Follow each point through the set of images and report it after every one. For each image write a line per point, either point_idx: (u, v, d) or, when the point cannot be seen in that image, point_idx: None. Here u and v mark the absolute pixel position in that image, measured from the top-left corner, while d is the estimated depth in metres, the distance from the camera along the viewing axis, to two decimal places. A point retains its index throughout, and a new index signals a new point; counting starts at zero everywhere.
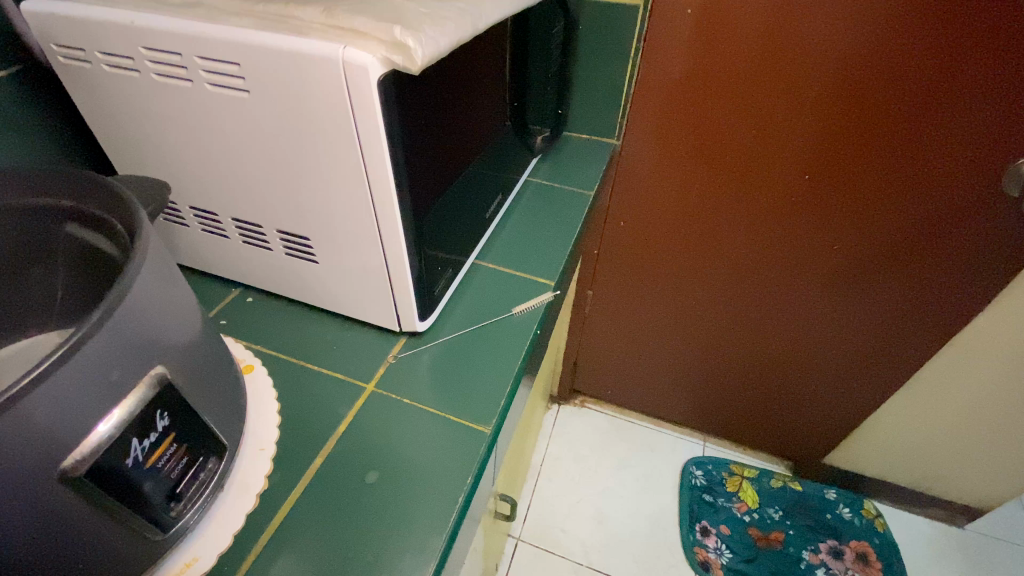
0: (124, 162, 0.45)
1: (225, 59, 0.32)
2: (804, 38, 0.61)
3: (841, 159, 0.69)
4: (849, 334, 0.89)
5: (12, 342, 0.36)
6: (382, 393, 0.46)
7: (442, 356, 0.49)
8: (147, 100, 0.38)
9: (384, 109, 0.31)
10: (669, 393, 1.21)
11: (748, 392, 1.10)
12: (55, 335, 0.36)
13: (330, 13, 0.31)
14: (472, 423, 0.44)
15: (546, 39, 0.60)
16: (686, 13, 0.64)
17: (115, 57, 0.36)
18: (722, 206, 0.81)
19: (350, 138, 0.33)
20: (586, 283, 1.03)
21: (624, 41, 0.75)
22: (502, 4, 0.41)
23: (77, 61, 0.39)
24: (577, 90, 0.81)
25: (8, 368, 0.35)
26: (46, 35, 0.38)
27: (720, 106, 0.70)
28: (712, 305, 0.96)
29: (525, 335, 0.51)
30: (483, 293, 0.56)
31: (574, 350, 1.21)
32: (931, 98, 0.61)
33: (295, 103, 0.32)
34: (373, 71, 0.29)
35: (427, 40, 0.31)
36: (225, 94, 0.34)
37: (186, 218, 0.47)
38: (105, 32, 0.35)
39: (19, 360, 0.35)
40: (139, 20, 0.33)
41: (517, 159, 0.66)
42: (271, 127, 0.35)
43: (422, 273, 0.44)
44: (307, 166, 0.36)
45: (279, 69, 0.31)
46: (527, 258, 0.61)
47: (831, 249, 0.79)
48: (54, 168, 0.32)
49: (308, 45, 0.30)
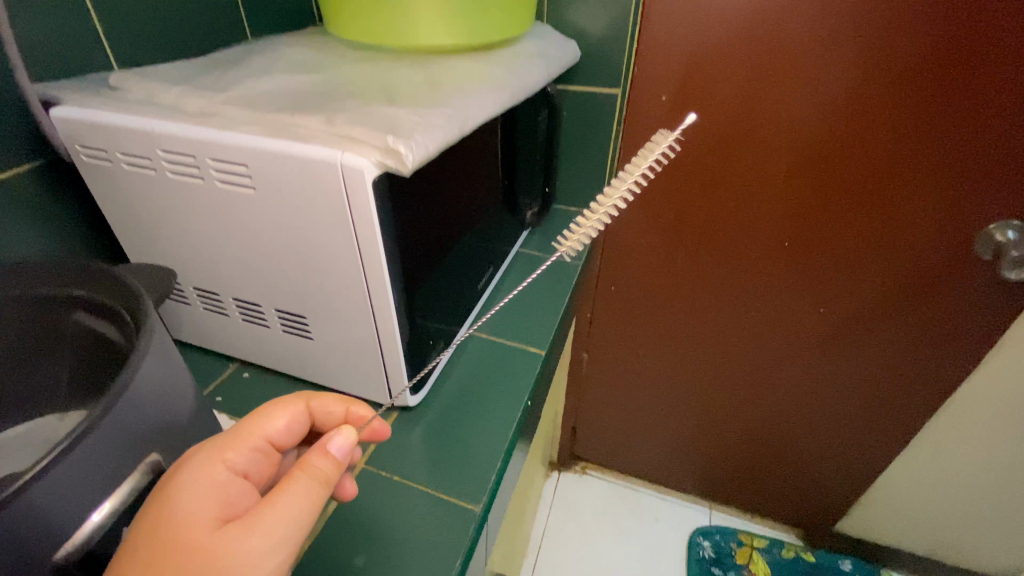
0: (134, 247, 0.47)
1: (234, 161, 0.35)
2: (771, 116, 0.65)
3: (815, 226, 0.72)
4: (846, 395, 0.89)
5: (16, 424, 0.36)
6: (373, 470, 0.46)
7: (433, 431, 0.50)
8: (160, 194, 0.41)
9: (378, 203, 0.34)
10: (672, 459, 1.18)
11: (749, 456, 1.08)
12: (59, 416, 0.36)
13: (331, 122, 0.34)
14: (461, 500, 0.44)
15: (533, 125, 0.65)
16: (662, 99, 0.69)
17: (133, 157, 0.40)
18: (707, 269, 0.83)
19: (347, 228, 0.35)
20: (581, 346, 1.04)
21: (605, 123, 0.80)
22: (501, 93, 0.44)
23: (97, 160, 0.42)
24: (565, 166, 0.86)
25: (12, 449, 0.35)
26: (72, 138, 0.42)
27: (697, 176, 0.74)
28: (706, 365, 0.95)
29: (516, 407, 0.52)
30: (475, 363, 0.57)
31: (572, 414, 1.19)
32: (897, 168, 0.64)
33: (298, 198, 0.35)
34: (368, 173, 0.32)
35: (418, 145, 0.33)
36: (232, 189, 0.37)
37: (189, 298, 0.49)
38: (128, 137, 0.39)
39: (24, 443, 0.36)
40: (158, 128, 0.37)
41: (507, 231, 0.69)
42: (273, 217, 0.37)
43: (413, 347, 0.45)
44: (306, 253, 0.38)
45: (282, 173, 0.34)
46: (519, 327, 0.63)
47: (818, 311, 0.80)
48: (75, 262, 0.34)
49: (308, 151, 0.33)
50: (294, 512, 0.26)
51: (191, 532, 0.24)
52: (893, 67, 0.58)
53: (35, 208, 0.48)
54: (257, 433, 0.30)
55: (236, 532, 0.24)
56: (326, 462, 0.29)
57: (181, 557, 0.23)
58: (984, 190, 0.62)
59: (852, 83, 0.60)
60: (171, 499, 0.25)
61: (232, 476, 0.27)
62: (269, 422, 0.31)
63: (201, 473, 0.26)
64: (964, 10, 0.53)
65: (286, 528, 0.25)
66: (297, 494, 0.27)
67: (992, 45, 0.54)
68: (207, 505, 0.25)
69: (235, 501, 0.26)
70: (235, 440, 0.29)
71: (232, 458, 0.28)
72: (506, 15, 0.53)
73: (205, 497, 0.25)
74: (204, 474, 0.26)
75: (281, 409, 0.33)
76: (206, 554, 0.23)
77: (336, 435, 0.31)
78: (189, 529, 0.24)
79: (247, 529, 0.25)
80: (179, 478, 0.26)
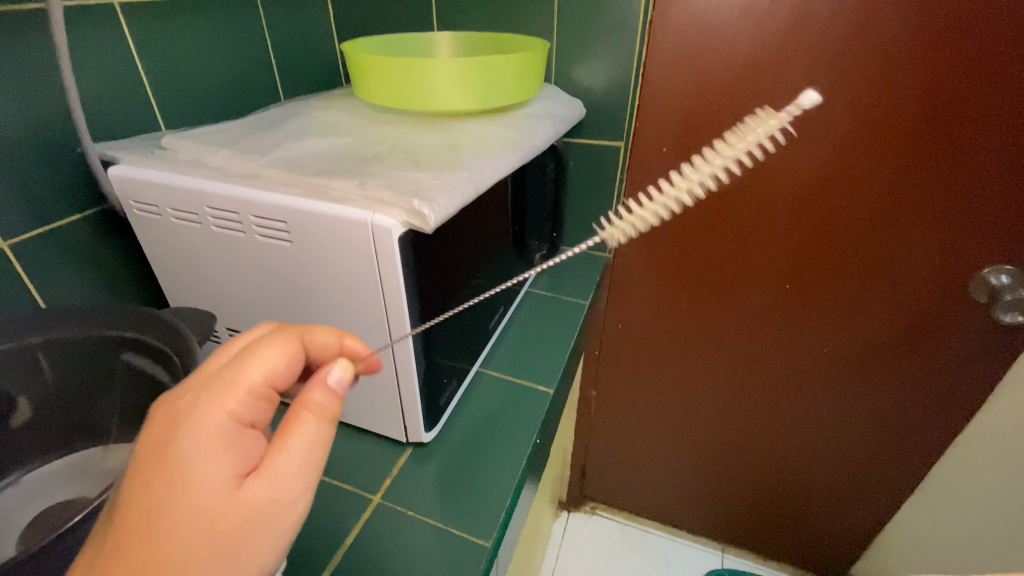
0: (174, 292, 0.51)
1: (275, 218, 0.39)
2: (768, 166, 0.69)
3: (815, 268, 0.75)
4: (853, 435, 0.89)
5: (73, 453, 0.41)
6: (388, 504, 0.49)
7: (446, 467, 0.52)
8: (204, 245, 0.45)
9: (402, 257, 0.38)
10: (682, 499, 1.17)
11: (759, 497, 1.07)
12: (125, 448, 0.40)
13: (363, 186, 0.38)
14: (474, 536, 0.46)
15: (542, 176, 0.69)
16: (663, 150, 0.73)
17: (182, 213, 0.44)
18: (712, 309, 0.85)
19: (374, 278, 0.39)
20: (589, 383, 1.06)
21: (609, 171, 0.85)
22: (512, 153, 0.49)
23: (147, 213, 0.47)
24: (572, 211, 0.90)
25: (69, 477, 0.39)
26: (127, 194, 0.47)
27: (700, 221, 0.77)
28: (714, 403, 0.96)
29: (525, 444, 0.54)
30: (486, 400, 0.60)
31: (581, 452, 1.20)
32: (890, 215, 0.67)
33: (330, 251, 0.39)
34: (395, 231, 0.36)
35: (439, 207, 0.37)
36: (270, 242, 0.41)
37: (222, 338, 0.53)
38: (178, 195, 0.43)
39: (77, 470, 0.40)
40: (206, 188, 0.41)
41: (517, 274, 0.73)
42: (306, 267, 0.41)
43: (429, 386, 0.48)
44: (334, 299, 0.42)
45: (317, 229, 0.38)
46: (529, 365, 0.65)
47: (822, 350, 0.82)
48: (126, 306, 0.39)
49: (341, 211, 0.37)
50: (307, 461, 0.28)
51: (211, 494, 0.24)
52: (882, 120, 0.61)
53: (88, 253, 0.55)
54: (252, 378, 0.28)
55: (257, 489, 0.25)
56: (328, 402, 0.29)
57: (205, 520, 0.23)
58: (977, 235, 0.65)
59: (844, 135, 0.63)
60: (180, 466, 0.24)
61: (238, 428, 0.26)
62: (257, 361, 0.28)
63: (207, 435, 0.25)
64: (946, 68, 0.56)
65: (306, 467, 0.27)
66: (307, 443, 0.28)
67: (976, 99, 0.57)
68: (222, 467, 0.25)
69: (247, 453, 0.26)
70: (227, 388, 0.27)
71: (231, 408, 0.27)
72: (516, 82, 0.58)
73: (216, 459, 0.25)
74: (211, 432, 0.25)
75: (272, 346, 0.30)
76: (236, 509, 0.24)
77: (335, 369, 0.31)
78: (208, 493, 0.24)
79: (270, 477, 0.26)
80: (182, 438, 0.25)
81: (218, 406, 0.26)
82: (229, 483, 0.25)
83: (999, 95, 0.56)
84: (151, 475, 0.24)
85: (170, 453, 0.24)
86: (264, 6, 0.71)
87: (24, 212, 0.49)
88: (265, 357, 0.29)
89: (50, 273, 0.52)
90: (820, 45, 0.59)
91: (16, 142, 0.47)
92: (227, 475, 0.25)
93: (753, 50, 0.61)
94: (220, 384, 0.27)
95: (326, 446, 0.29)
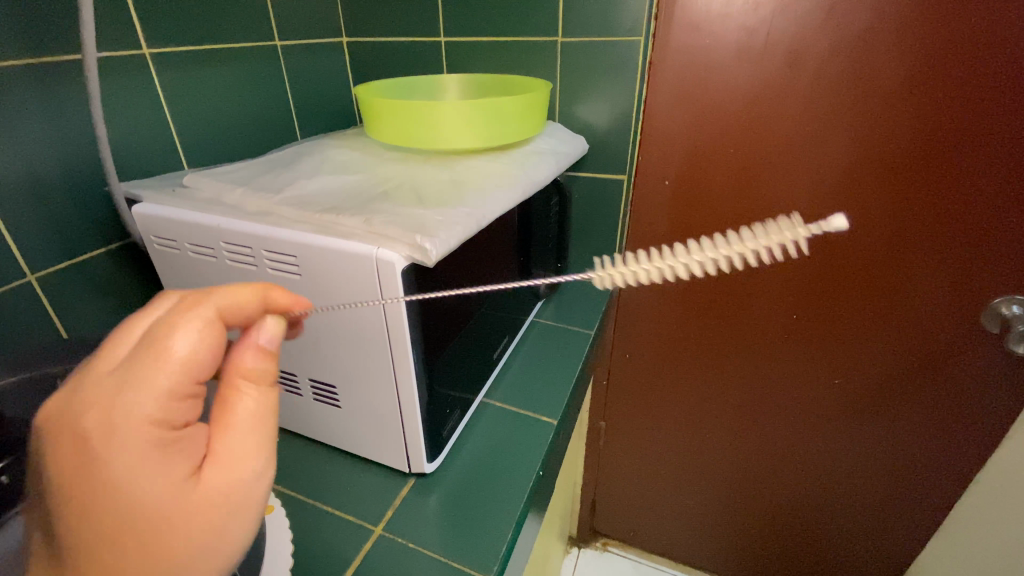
0: None
1: (286, 253, 0.41)
2: (771, 198, 0.70)
3: (822, 298, 0.74)
4: (871, 470, 0.86)
5: None
6: (390, 535, 0.49)
7: (448, 498, 0.52)
8: (218, 279, 0.47)
9: (405, 290, 0.39)
10: (695, 536, 1.13)
11: (776, 535, 1.03)
12: None
13: (370, 223, 0.40)
14: (474, 569, 0.45)
15: (547, 209, 0.71)
16: (665, 184, 0.74)
17: (199, 248, 0.46)
18: (720, 339, 0.84)
19: (379, 309, 0.40)
20: (598, 415, 1.05)
21: (613, 204, 0.86)
22: (515, 189, 0.50)
23: (167, 247, 0.49)
24: (578, 242, 0.92)
25: None
26: (148, 230, 0.49)
27: None
28: (725, 435, 0.95)
29: (528, 476, 0.54)
30: (490, 431, 0.60)
31: (591, 486, 1.18)
32: (894, 245, 0.67)
33: (337, 284, 0.40)
34: (398, 265, 0.38)
35: (441, 242, 0.38)
36: (280, 275, 0.43)
37: None
38: (196, 231, 0.45)
39: None
40: (222, 225, 0.43)
41: (522, 304, 0.74)
42: (314, 299, 0.43)
43: (431, 416, 0.49)
44: (339, 330, 0.44)
45: (325, 262, 0.40)
46: (533, 396, 0.66)
47: (833, 382, 0.81)
48: None
49: (349, 246, 0.38)
50: (260, 434, 0.29)
51: (171, 501, 0.24)
52: (885, 151, 0.62)
53: (110, 285, 0.57)
54: (171, 370, 0.25)
55: (220, 479, 0.26)
56: (262, 367, 0.30)
57: (174, 527, 0.24)
58: (985, 265, 0.64)
59: (845, 167, 0.64)
60: (126, 485, 0.23)
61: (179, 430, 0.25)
62: (173, 345, 0.26)
63: (143, 454, 0.23)
64: (944, 103, 0.58)
65: (258, 440, 0.29)
66: (253, 414, 0.29)
67: (975, 131, 0.58)
68: (176, 471, 0.25)
69: (195, 449, 0.26)
70: (150, 387, 0.24)
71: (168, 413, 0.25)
72: (520, 122, 0.61)
73: (165, 471, 0.24)
74: (142, 457, 0.23)
75: (189, 324, 0.27)
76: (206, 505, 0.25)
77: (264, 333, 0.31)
78: (169, 503, 0.24)
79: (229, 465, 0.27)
80: (102, 466, 0.23)
81: (139, 419, 0.24)
82: (192, 489, 0.25)
83: (997, 128, 0.57)
84: (95, 501, 0.22)
85: (104, 477, 0.23)
86: (285, 53, 0.75)
87: (53, 246, 0.51)
88: (177, 344, 0.26)
89: (72, 303, 0.54)
90: (816, 83, 0.61)
91: (49, 181, 0.50)
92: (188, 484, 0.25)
93: (749, 87, 0.63)
94: (134, 389, 0.24)
95: (273, 408, 0.30)
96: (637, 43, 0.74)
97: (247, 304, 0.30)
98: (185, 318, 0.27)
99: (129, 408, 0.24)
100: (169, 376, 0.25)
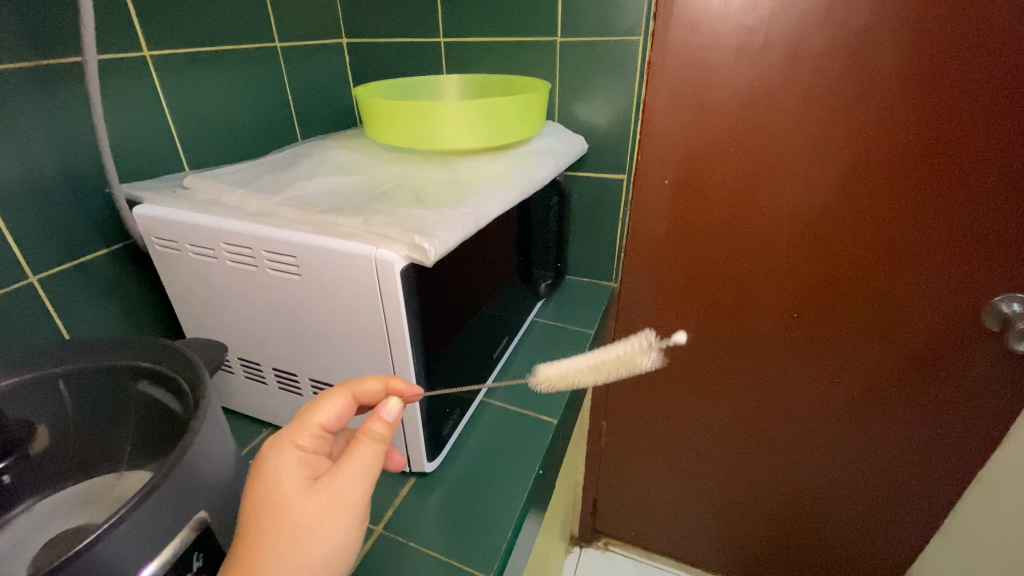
0: (190, 322, 0.54)
1: (286, 253, 0.41)
2: (770, 198, 0.70)
3: (821, 297, 0.74)
4: (872, 468, 0.86)
5: (84, 481, 0.42)
6: (390, 534, 0.49)
7: (448, 497, 0.52)
8: (219, 280, 0.47)
9: (404, 291, 0.39)
10: (696, 536, 1.13)
11: (778, 534, 1.03)
12: (140, 473, 0.41)
13: (368, 223, 0.40)
14: (474, 568, 0.45)
15: (546, 209, 0.71)
16: (665, 183, 0.74)
17: (199, 249, 0.47)
18: (721, 338, 0.84)
19: (378, 309, 0.40)
20: (599, 414, 1.05)
21: (613, 203, 0.86)
22: (513, 189, 0.51)
23: (168, 249, 0.49)
24: (578, 242, 0.92)
25: (77, 506, 0.40)
26: (149, 231, 0.49)
27: (705, 252, 0.77)
28: (725, 435, 0.95)
29: (528, 474, 0.54)
30: (490, 430, 0.60)
31: (592, 486, 1.18)
32: (893, 244, 0.67)
33: (337, 284, 0.41)
34: (397, 265, 0.38)
35: (440, 241, 0.39)
36: (281, 276, 0.43)
37: (233, 367, 0.55)
38: (196, 232, 0.45)
39: (85, 498, 0.41)
40: (223, 226, 0.44)
41: (522, 304, 0.74)
42: (313, 299, 0.43)
43: (431, 415, 0.49)
44: (339, 330, 0.44)
45: (325, 263, 0.40)
46: (533, 395, 0.66)
47: (833, 381, 0.81)
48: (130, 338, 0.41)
49: (348, 247, 0.39)
50: (368, 468, 0.31)
51: (290, 495, 0.29)
52: (884, 150, 0.62)
53: (112, 286, 0.57)
54: (318, 420, 0.34)
55: (328, 488, 0.29)
56: (382, 428, 0.33)
57: (289, 516, 0.28)
58: (985, 263, 0.64)
59: (844, 166, 0.64)
60: (266, 484, 0.29)
61: (305, 454, 0.31)
62: (322, 408, 0.34)
63: (283, 464, 0.30)
64: (944, 102, 0.58)
65: (363, 470, 0.31)
66: (364, 451, 0.32)
67: (973, 130, 0.58)
68: (294, 474, 0.30)
69: (313, 469, 0.31)
70: (304, 428, 0.33)
71: (300, 444, 0.32)
72: (518, 122, 0.61)
73: (286, 473, 0.30)
74: (281, 465, 0.30)
75: (333, 397, 0.35)
76: (308, 502, 0.29)
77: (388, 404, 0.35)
78: (289, 496, 0.29)
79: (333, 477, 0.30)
80: (259, 471, 0.30)
81: (290, 443, 0.32)
82: (302, 489, 0.29)
83: (998, 127, 0.57)
84: (248, 495, 0.29)
85: (256, 480, 0.30)
86: (285, 55, 0.75)
87: (53, 247, 0.51)
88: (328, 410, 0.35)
89: (73, 304, 0.54)
90: (814, 81, 0.61)
91: (50, 183, 0.51)
92: (299, 485, 0.29)
93: (747, 86, 0.63)
94: (291, 427, 0.33)
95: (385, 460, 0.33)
96: (635, 43, 0.74)
97: (370, 383, 0.38)
98: (328, 390, 0.36)
99: (288, 436, 0.32)
100: (313, 425, 0.33)
